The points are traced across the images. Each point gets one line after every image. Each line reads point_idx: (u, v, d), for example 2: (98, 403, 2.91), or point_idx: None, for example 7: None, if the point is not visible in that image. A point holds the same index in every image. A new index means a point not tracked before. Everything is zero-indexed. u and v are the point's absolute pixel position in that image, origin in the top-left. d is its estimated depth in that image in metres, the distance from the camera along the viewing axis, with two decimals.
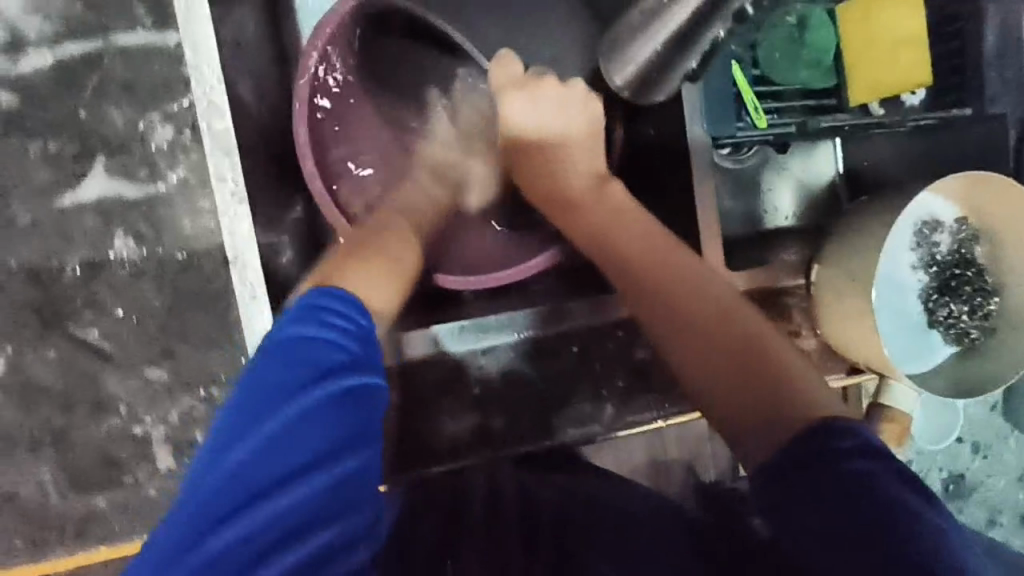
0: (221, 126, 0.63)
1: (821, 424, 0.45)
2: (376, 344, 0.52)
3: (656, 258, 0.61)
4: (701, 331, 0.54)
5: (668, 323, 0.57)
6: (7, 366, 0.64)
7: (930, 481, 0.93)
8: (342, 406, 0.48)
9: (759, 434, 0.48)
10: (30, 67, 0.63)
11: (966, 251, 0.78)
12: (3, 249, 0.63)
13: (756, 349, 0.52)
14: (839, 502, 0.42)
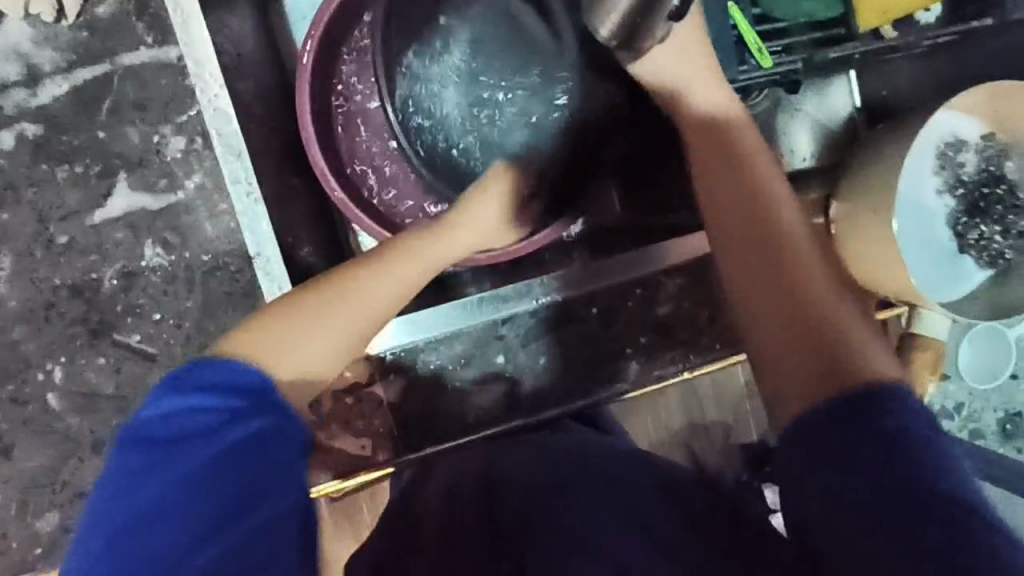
0: (229, 130, 0.66)
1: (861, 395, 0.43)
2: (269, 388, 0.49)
3: (763, 220, 0.52)
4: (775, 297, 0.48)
5: (747, 280, 0.50)
6: (64, 376, 0.68)
7: (986, 421, 0.91)
8: (234, 460, 0.44)
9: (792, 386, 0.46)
10: (47, 96, 0.66)
11: (994, 169, 0.75)
12: (45, 268, 0.67)
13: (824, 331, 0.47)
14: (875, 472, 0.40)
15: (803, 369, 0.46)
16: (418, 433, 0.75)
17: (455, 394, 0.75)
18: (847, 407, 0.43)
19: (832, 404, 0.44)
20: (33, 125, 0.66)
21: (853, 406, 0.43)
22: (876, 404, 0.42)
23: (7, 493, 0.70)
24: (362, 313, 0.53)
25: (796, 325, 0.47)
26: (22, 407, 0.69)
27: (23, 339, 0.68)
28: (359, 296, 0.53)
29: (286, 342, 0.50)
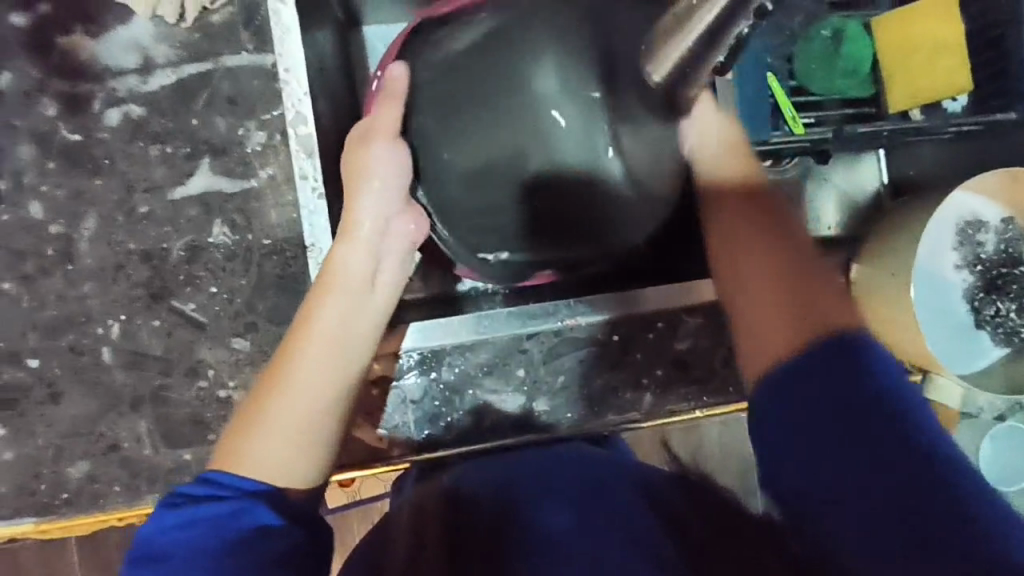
0: (305, 132, 0.73)
1: (854, 381, 0.43)
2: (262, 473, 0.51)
3: (739, 241, 0.52)
4: (779, 301, 0.48)
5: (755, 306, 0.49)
6: (120, 333, 0.74)
7: None
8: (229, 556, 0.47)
9: (799, 405, 0.44)
10: (155, 84, 0.75)
11: (1012, 251, 0.78)
12: (123, 233, 0.74)
13: (822, 337, 0.45)
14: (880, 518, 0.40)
15: (796, 364, 0.45)
16: (434, 434, 0.79)
17: (473, 401, 0.79)
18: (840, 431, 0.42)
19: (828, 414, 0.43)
20: (137, 107, 0.74)
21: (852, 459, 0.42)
22: (862, 372, 0.43)
23: (46, 437, 0.74)
24: (309, 392, 0.54)
25: (865, 455, 0.41)
26: (77, 356, 0.74)
27: (91, 294, 0.74)
28: (301, 379, 0.54)
29: (264, 447, 0.52)
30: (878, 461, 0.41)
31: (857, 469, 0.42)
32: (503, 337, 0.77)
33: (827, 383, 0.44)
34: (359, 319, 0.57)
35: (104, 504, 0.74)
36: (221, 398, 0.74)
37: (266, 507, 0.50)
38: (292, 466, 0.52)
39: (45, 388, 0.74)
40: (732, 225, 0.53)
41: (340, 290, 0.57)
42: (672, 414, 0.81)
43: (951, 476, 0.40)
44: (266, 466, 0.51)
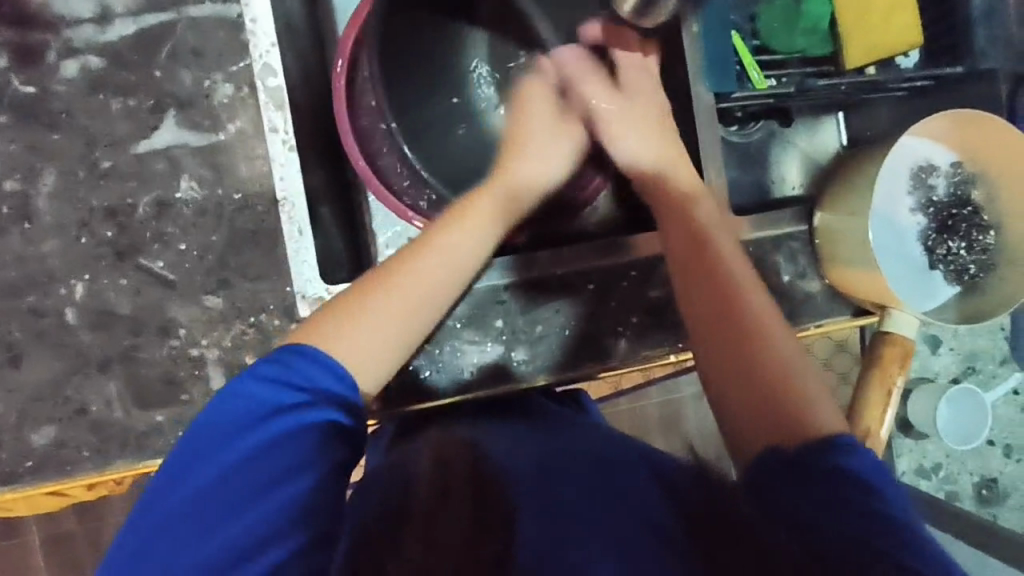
0: (274, 83, 0.73)
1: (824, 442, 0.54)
2: (332, 379, 0.58)
3: (701, 269, 0.65)
4: (728, 386, 0.59)
5: (707, 330, 0.62)
6: (85, 292, 0.72)
7: (962, 482, 1.14)
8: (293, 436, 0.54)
9: (760, 427, 0.56)
10: (113, 34, 0.72)
11: (961, 193, 0.83)
12: (85, 189, 0.72)
13: (783, 397, 0.57)
14: (827, 512, 0.50)
15: (753, 423, 0.57)
16: (416, 388, 0.79)
17: (453, 353, 0.79)
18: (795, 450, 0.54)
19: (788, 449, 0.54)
20: (96, 58, 0.72)
21: (805, 450, 0.53)
22: (829, 449, 0.53)
23: (8, 403, 0.71)
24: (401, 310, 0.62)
25: (751, 392, 0.58)
26: (39, 318, 0.71)
27: (52, 253, 0.71)
28: (406, 288, 0.63)
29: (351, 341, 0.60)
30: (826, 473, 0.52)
31: (744, 414, 0.57)
32: (482, 289, 0.79)
33: (725, 325, 0.61)
34: (464, 254, 0.67)
35: (73, 470, 0.71)
36: (194, 356, 0.73)
37: (312, 408, 0.56)
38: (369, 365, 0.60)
39: (5, 351, 0.71)
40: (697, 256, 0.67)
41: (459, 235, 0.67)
42: (647, 360, 0.83)
43: (880, 486, 0.52)
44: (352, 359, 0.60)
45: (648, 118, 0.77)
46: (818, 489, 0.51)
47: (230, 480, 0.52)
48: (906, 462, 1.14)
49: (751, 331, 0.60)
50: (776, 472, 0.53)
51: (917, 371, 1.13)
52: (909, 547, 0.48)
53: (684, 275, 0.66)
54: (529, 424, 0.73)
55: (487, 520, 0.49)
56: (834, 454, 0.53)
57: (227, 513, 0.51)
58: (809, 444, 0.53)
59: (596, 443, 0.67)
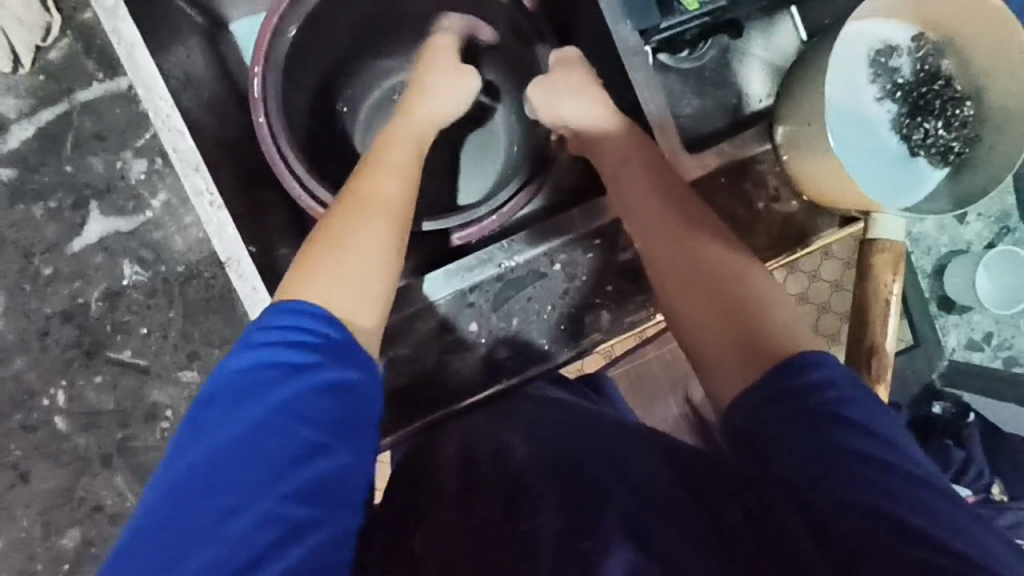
0: (186, 146, 0.70)
1: (787, 364, 0.50)
2: (356, 346, 0.53)
3: (657, 200, 0.66)
4: (706, 302, 0.57)
5: (675, 266, 0.60)
6: (67, 398, 0.73)
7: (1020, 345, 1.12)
8: (328, 397, 0.49)
9: (733, 366, 0.53)
10: (17, 141, 0.72)
11: (930, 67, 0.75)
12: (37, 300, 0.72)
13: (754, 316, 0.55)
14: (834, 464, 0.46)
15: (723, 345, 0.54)
16: (410, 409, 0.78)
17: (437, 366, 0.77)
18: (774, 386, 0.50)
19: (767, 382, 0.50)
20: (7, 170, 0.72)
21: (780, 387, 0.50)
22: (814, 388, 0.49)
23: (29, 517, 0.74)
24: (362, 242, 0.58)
25: (724, 316, 0.56)
26: (31, 433, 0.73)
27: (25, 368, 0.72)
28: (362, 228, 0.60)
29: (338, 266, 0.56)
30: (835, 428, 0.47)
31: (710, 337, 0.56)
32: (449, 297, 0.77)
33: (677, 261, 0.61)
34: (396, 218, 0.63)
35: (107, 563, 0.74)
36: None
37: (342, 365, 0.51)
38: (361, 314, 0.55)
39: (12, 471, 0.73)
40: (651, 185, 0.67)
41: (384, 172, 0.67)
42: (631, 325, 0.81)
43: (886, 439, 0.47)
44: (345, 291, 0.55)
45: (577, 86, 0.79)
46: (823, 443, 0.46)
47: (252, 452, 0.45)
48: (956, 338, 1.12)
49: (710, 275, 0.58)
50: (766, 417, 0.49)
51: (949, 244, 1.10)
52: (929, 503, 0.44)
53: (632, 199, 0.68)
54: (530, 412, 0.68)
55: (521, 505, 0.52)
56: (820, 384, 0.49)
57: (255, 484, 0.44)
58: (781, 368, 0.51)
59: (592, 426, 0.63)
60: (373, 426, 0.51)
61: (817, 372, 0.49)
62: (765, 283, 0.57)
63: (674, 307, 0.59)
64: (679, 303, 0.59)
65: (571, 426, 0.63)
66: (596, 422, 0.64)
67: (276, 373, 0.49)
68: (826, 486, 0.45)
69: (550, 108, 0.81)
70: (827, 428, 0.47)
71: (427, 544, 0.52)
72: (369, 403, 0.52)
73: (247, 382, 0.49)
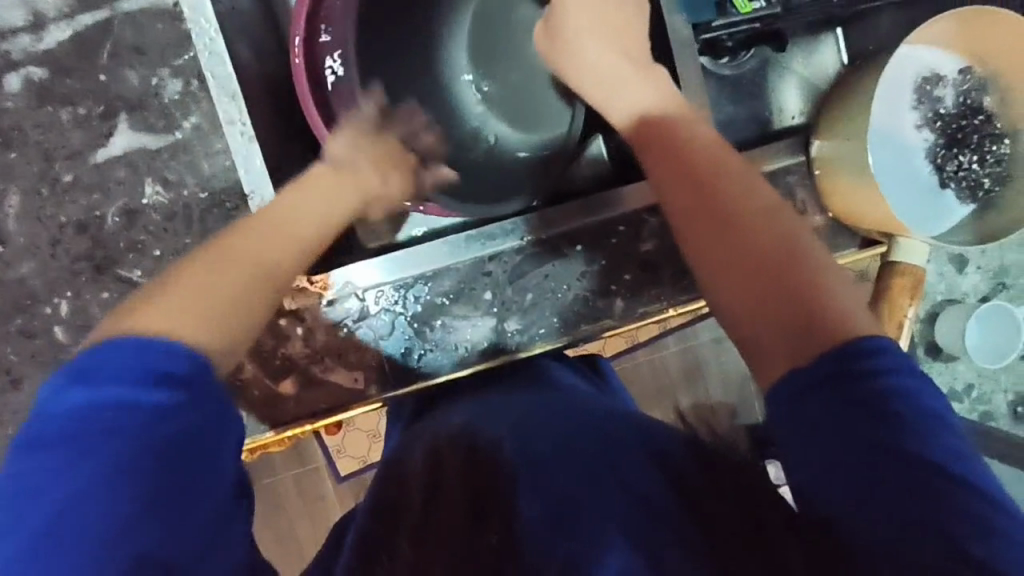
0: (224, 73, 0.69)
1: (845, 348, 0.46)
2: (198, 371, 0.44)
3: (706, 157, 0.58)
4: (754, 275, 0.51)
5: (722, 235, 0.53)
6: (70, 309, 0.72)
7: (999, 403, 1.12)
8: (164, 457, 0.42)
9: (781, 353, 0.49)
10: (53, 42, 0.70)
11: (972, 101, 0.76)
12: (52, 206, 0.71)
13: (809, 297, 0.49)
14: (870, 455, 0.44)
15: (779, 325, 0.49)
16: (410, 369, 0.77)
17: (444, 331, 0.77)
18: (829, 369, 0.46)
19: (820, 367, 0.46)
20: (39, 69, 0.70)
21: (837, 370, 0.46)
22: (867, 372, 0.45)
23: (14, 425, 0.72)
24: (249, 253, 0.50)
25: (778, 293, 0.50)
26: (30, 340, 0.72)
27: (31, 274, 0.71)
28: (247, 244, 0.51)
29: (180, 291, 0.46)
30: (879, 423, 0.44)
31: (754, 316, 0.50)
32: (467, 262, 0.76)
33: (727, 235, 0.53)
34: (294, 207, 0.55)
35: None
36: None
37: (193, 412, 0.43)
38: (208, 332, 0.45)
39: (3, 376, 0.72)
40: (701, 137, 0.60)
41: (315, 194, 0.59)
42: (646, 317, 0.80)
43: (935, 432, 0.44)
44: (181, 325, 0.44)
45: (611, 17, 0.68)
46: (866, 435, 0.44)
47: (88, 502, 0.39)
48: (938, 385, 1.12)
49: (759, 245, 0.52)
50: (808, 407, 0.46)
51: (945, 293, 1.11)
52: (969, 506, 0.42)
53: (677, 156, 0.59)
54: (535, 399, 0.66)
55: (491, 508, 0.49)
56: (875, 370, 0.46)
57: (105, 536, 0.39)
58: (840, 351, 0.46)
59: (589, 414, 0.61)
60: (207, 473, 0.43)
61: (876, 356, 0.46)
62: (825, 256, 0.52)
63: (718, 284, 0.53)
64: (721, 276, 0.53)
65: (569, 413, 0.60)
66: (592, 413, 0.61)
67: (119, 420, 0.41)
68: (857, 479, 0.44)
69: (570, 68, 0.69)
70: (870, 419, 0.44)
71: (391, 563, 0.48)
72: (205, 454, 0.43)
73: (56, 446, 0.40)
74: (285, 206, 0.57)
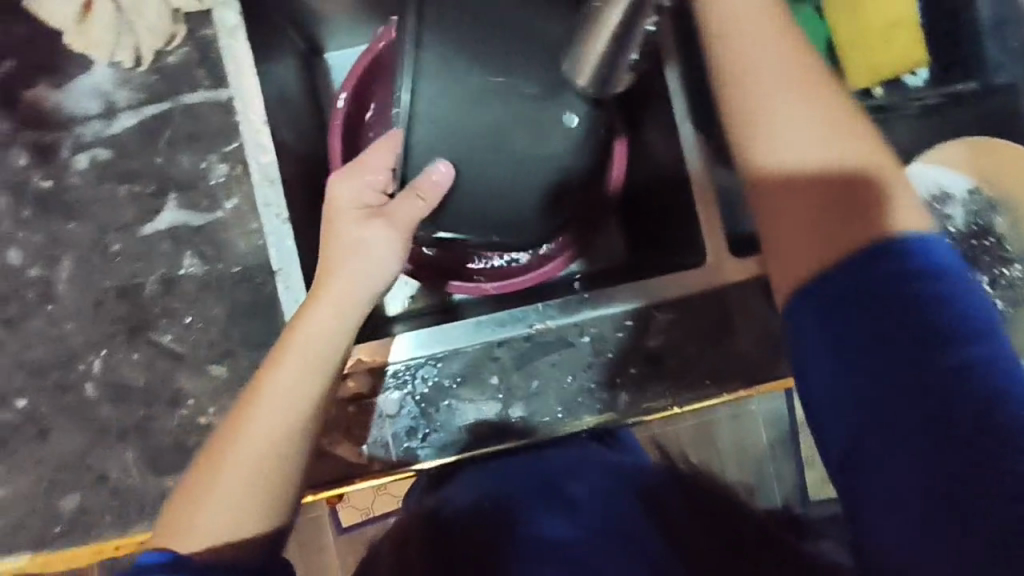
0: (266, 160, 0.75)
1: (899, 275, 0.45)
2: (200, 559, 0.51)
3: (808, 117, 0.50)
4: (824, 221, 0.48)
5: (797, 190, 0.49)
6: (103, 366, 0.77)
7: None
8: None
9: (842, 281, 0.46)
10: (119, 127, 0.78)
11: (982, 221, 0.77)
12: (100, 272, 0.77)
13: (881, 246, 0.46)
14: (914, 391, 0.43)
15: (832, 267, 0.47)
16: (414, 446, 0.79)
17: (448, 410, 0.79)
18: (856, 282, 0.46)
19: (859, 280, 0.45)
20: (105, 150, 0.78)
21: (885, 273, 0.45)
22: (920, 289, 0.44)
23: (39, 472, 0.77)
24: (248, 466, 0.55)
25: (847, 247, 0.46)
26: (63, 394, 0.77)
27: (73, 332, 0.77)
28: (270, 403, 0.56)
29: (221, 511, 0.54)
30: (924, 346, 0.43)
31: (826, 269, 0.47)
32: (476, 346, 0.79)
33: (798, 193, 0.49)
34: (317, 351, 0.58)
35: (96, 533, 0.76)
36: (201, 424, 0.76)
37: None
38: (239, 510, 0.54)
39: (35, 426, 0.77)
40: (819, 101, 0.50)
41: (310, 331, 0.59)
42: (647, 413, 0.80)
43: (988, 359, 0.43)
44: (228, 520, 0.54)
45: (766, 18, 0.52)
46: (912, 373, 0.43)
47: None
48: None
49: (841, 206, 0.48)
50: (850, 343, 0.45)
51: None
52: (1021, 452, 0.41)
53: (781, 135, 0.49)
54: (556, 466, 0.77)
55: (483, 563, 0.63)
56: (905, 269, 0.45)
57: None
58: (888, 267, 0.45)
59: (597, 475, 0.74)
60: None
61: (912, 258, 0.45)
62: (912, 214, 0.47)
63: (786, 250, 0.49)
64: (787, 219, 0.49)
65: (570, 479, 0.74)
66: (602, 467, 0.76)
67: None
68: (886, 430, 0.43)
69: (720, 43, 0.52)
70: (925, 365, 0.43)
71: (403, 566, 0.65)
72: None
73: None
74: (288, 350, 0.58)
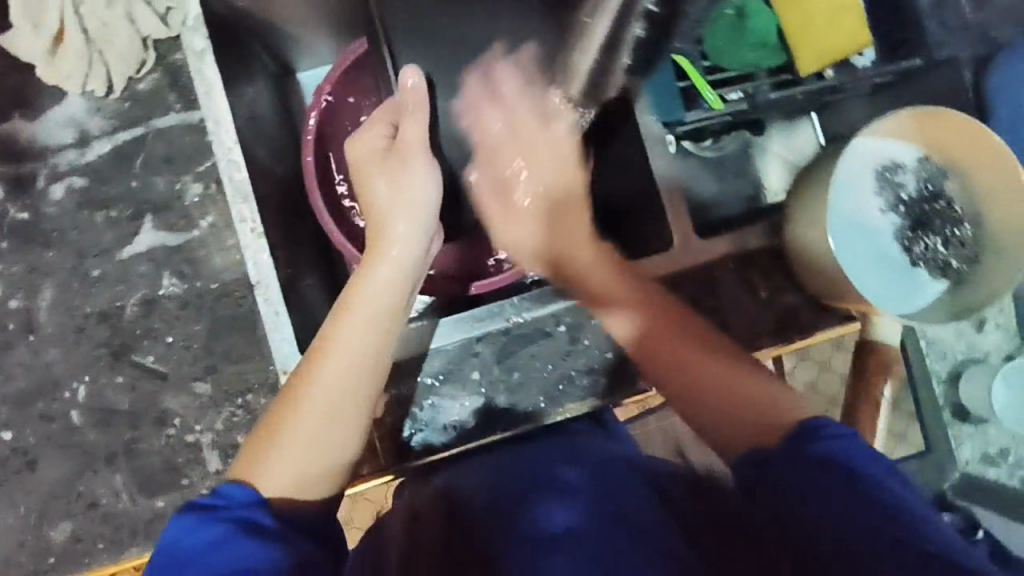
0: (239, 177, 0.77)
1: (798, 440, 0.56)
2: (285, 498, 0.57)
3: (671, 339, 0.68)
4: (730, 411, 0.62)
5: (712, 411, 0.63)
6: (87, 392, 0.77)
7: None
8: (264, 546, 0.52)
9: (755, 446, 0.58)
10: (93, 155, 0.80)
11: (932, 187, 0.81)
12: (80, 298, 0.78)
13: (766, 406, 0.61)
14: (837, 500, 0.52)
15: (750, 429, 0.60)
16: (404, 447, 0.80)
17: (434, 409, 0.80)
18: (781, 456, 0.56)
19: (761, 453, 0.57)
20: (80, 179, 0.79)
21: (799, 452, 0.55)
22: (817, 437, 0.56)
23: (26, 504, 0.76)
24: (309, 438, 0.59)
25: (736, 407, 0.62)
26: (48, 423, 0.77)
27: (56, 360, 0.77)
28: (329, 386, 0.60)
29: (283, 465, 0.58)
30: (826, 468, 0.53)
31: (733, 428, 0.61)
32: (456, 344, 0.80)
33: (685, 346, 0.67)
34: (372, 342, 0.63)
35: (89, 562, 0.75)
36: (189, 442, 0.77)
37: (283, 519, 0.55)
38: (307, 473, 0.58)
39: (21, 457, 0.77)
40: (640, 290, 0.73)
41: (358, 329, 0.63)
42: (630, 394, 0.83)
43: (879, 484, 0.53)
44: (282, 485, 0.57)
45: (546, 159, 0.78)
46: (815, 470, 0.54)
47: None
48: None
49: (730, 386, 0.63)
50: (770, 481, 0.55)
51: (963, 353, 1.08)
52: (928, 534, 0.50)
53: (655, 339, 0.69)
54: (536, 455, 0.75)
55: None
56: (824, 445, 0.55)
57: None
58: (793, 433, 0.57)
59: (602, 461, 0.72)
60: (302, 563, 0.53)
61: (820, 445, 0.55)
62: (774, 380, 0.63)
63: (716, 422, 0.62)
64: (702, 401, 0.64)
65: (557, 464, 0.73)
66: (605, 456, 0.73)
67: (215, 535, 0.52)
68: (817, 510, 0.52)
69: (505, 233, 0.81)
70: (833, 477, 0.53)
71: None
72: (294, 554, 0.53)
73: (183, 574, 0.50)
74: (348, 341, 0.63)
